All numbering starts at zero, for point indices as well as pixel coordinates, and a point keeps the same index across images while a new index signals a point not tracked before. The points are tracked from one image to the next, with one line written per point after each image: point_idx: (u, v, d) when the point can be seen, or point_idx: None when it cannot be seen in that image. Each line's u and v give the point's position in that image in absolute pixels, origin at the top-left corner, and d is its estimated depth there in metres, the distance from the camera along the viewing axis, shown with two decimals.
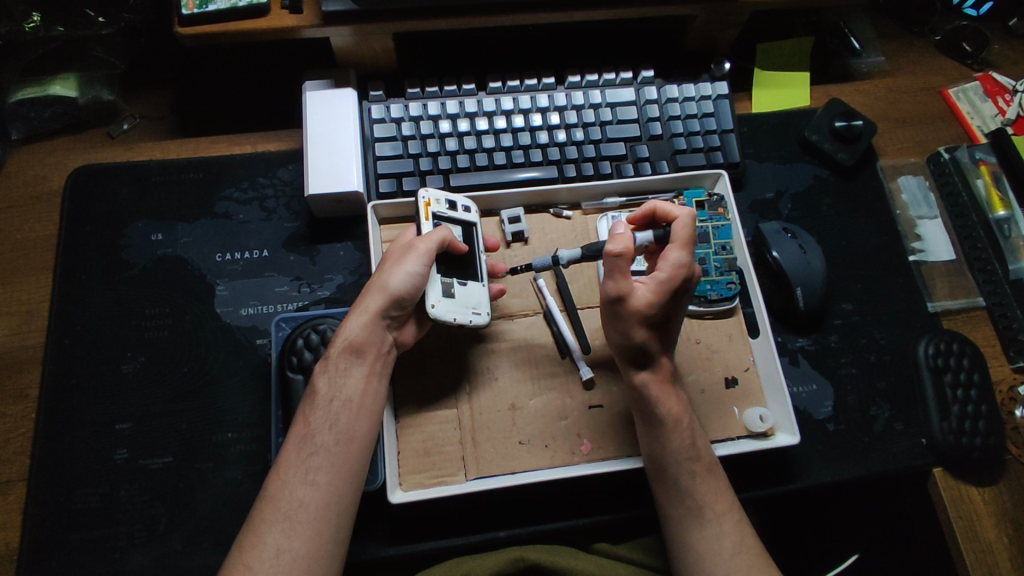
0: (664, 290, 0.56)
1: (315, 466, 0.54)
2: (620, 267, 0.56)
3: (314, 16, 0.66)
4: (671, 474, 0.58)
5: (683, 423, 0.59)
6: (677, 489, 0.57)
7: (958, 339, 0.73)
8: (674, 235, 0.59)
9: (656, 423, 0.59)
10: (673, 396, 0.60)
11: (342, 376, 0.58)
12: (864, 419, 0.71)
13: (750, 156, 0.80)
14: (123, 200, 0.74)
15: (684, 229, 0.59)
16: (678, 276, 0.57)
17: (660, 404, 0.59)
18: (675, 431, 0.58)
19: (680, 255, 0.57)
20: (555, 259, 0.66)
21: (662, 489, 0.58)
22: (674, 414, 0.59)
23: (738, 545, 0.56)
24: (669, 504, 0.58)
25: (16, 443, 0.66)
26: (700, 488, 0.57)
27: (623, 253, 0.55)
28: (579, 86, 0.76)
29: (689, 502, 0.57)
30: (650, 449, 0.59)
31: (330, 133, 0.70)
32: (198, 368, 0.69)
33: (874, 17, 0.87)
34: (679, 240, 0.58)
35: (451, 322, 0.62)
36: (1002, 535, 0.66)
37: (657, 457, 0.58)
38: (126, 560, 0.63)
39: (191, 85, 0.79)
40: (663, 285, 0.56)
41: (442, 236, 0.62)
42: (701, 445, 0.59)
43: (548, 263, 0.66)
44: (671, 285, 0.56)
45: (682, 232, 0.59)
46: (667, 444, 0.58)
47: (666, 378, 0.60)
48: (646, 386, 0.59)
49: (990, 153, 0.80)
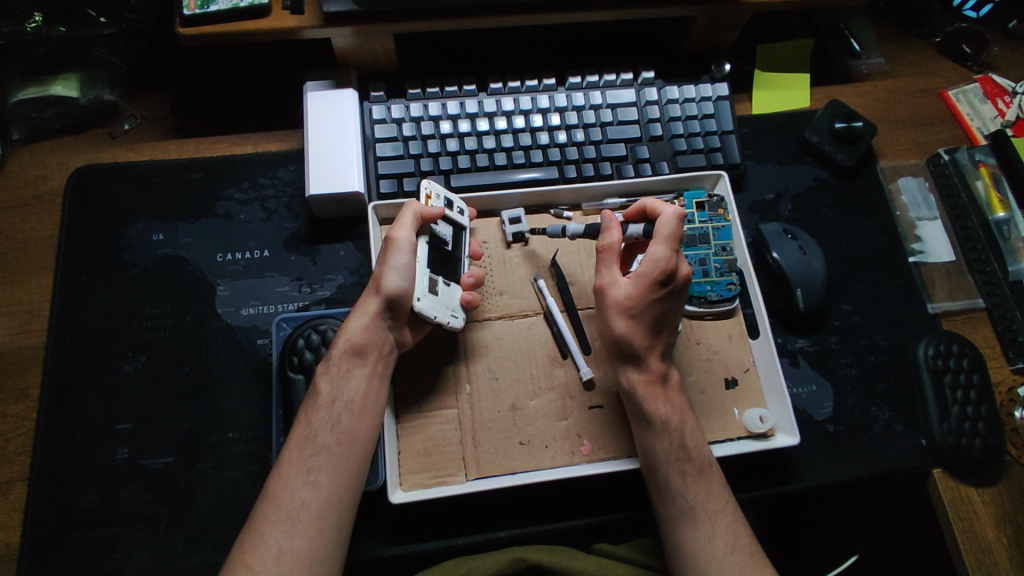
0: (641, 283, 0.59)
1: (316, 465, 0.55)
2: (602, 261, 0.62)
3: (315, 16, 0.66)
4: (664, 474, 0.58)
5: (677, 423, 0.59)
6: (670, 489, 0.57)
7: (958, 341, 0.73)
8: (657, 232, 0.61)
9: (647, 423, 0.59)
10: (662, 397, 0.60)
11: (345, 376, 0.58)
12: (864, 420, 0.71)
13: (750, 157, 0.80)
14: (123, 200, 0.74)
15: (668, 224, 0.60)
16: (654, 270, 0.59)
17: (653, 403, 0.59)
18: (667, 430, 0.59)
19: (659, 249, 0.59)
20: (563, 232, 0.69)
21: (657, 488, 0.58)
22: (662, 415, 0.59)
23: (731, 545, 0.56)
24: (663, 504, 0.58)
25: (16, 443, 0.66)
26: (690, 488, 0.57)
27: (606, 248, 0.62)
28: (580, 87, 0.77)
29: (682, 502, 0.57)
30: (642, 448, 0.59)
31: (330, 134, 0.71)
32: (199, 367, 0.69)
33: (874, 18, 0.88)
34: (661, 236, 0.60)
35: (433, 320, 0.60)
36: (1001, 535, 0.66)
37: (647, 456, 0.59)
38: (126, 560, 0.63)
39: (192, 86, 0.79)
40: (639, 279, 0.59)
41: (411, 215, 0.61)
42: (695, 445, 0.59)
43: (557, 232, 0.69)
44: (647, 278, 0.59)
45: (664, 228, 0.60)
46: (658, 444, 0.58)
47: (662, 377, 0.61)
48: (635, 385, 0.60)
49: (989, 155, 0.80)
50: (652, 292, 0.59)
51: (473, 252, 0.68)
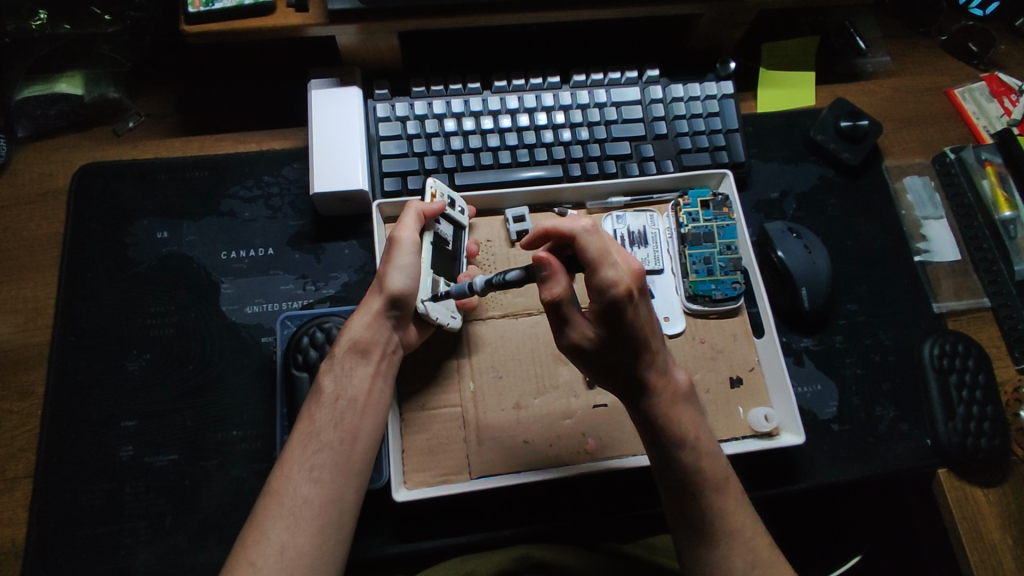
0: (608, 316, 0.53)
1: (319, 463, 0.55)
2: (564, 316, 0.55)
3: (319, 14, 0.66)
4: (684, 495, 0.56)
5: (699, 445, 0.57)
6: (688, 513, 0.56)
7: (963, 340, 0.73)
8: (588, 257, 0.54)
9: (665, 445, 0.57)
10: (686, 414, 0.58)
11: (348, 374, 0.59)
12: (869, 420, 0.71)
13: (755, 156, 0.80)
14: (128, 198, 0.74)
15: (590, 242, 0.55)
16: (614, 297, 0.52)
17: (677, 424, 0.57)
18: (684, 451, 0.57)
19: (609, 277, 0.53)
20: (471, 286, 0.61)
21: (671, 508, 0.57)
22: (684, 434, 0.57)
23: (750, 564, 0.55)
24: (678, 523, 0.57)
25: (21, 440, 0.66)
26: (710, 511, 0.56)
27: (557, 299, 0.54)
28: (585, 85, 0.76)
29: (700, 524, 0.56)
30: (662, 469, 0.57)
31: (335, 132, 0.70)
32: (204, 365, 0.69)
33: (881, 17, 0.87)
34: (597, 258, 0.54)
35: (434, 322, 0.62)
36: (1006, 535, 0.66)
37: (669, 477, 0.57)
38: (131, 558, 0.63)
39: (195, 84, 0.79)
40: (610, 313, 0.53)
41: (415, 214, 0.60)
42: (713, 465, 0.57)
43: (467, 291, 0.61)
44: (615, 309, 0.53)
45: (592, 250, 0.54)
46: (675, 464, 0.56)
47: (686, 398, 0.58)
48: (654, 410, 0.57)
49: (996, 153, 0.80)
50: (621, 319, 0.53)
51: (471, 250, 0.69)
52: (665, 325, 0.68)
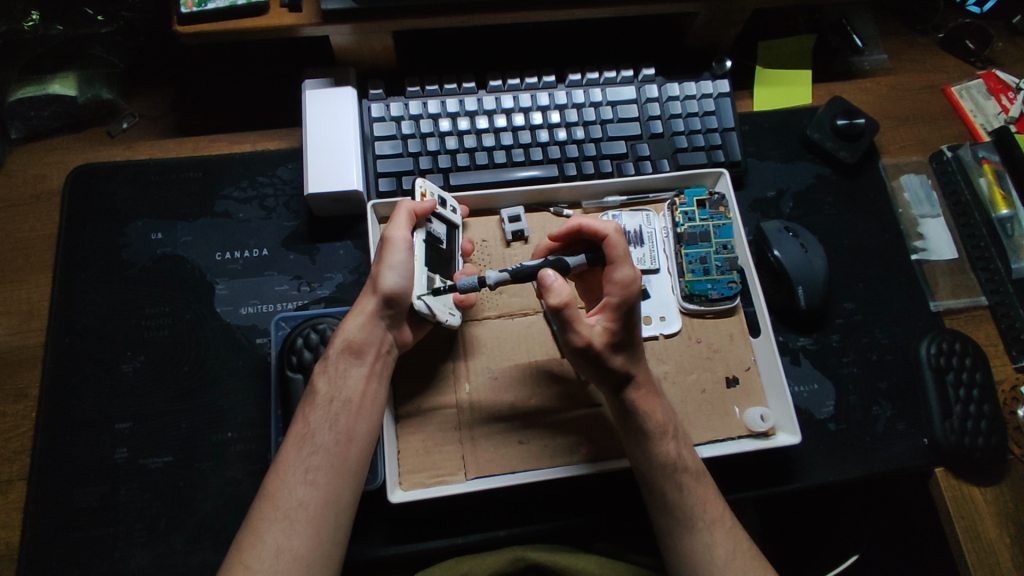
0: (619, 312, 0.57)
1: (314, 465, 0.55)
2: (573, 317, 0.55)
3: (313, 14, 0.66)
4: (662, 485, 0.57)
5: (671, 434, 0.59)
6: (668, 502, 0.57)
7: (961, 339, 0.73)
8: (611, 255, 0.59)
9: (645, 435, 0.58)
10: (659, 405, 0.59)
11: (342, 376, 0.59)
12: (866, 419, 0.71)
13: (751, 155, 0.80)
14: (123, 199, 0.74)
15: (619, 244, 0.59)
16: (631, 293, 0.57)
17: (652, 415, 0.58)
18: (663, 442, 0.58)
19: (628, 274, 0.57)
20: (482, 281, 0.59)
21: (651, 499, 0.58)
22: (660, 424, 0.58)
23: (731, 552, 0.56)
24: (660, 515, 0.57)
25: (15, 443, 0.66)
26: (688, 498, 0.57)
27: (568, 303, 0.54)
28: (580, 84, 0.76)
29: (681, 513, 0.56)
30: (641, 462, 0.58)
31: (329, 133, 0.70)
32: (198, 367, 0.69)
33: (878, 15, 0.87)
34: (620, 257, 0.58)
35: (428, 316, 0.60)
36: (1003, 534, 0.66)
37: (646, 468, 0.57)
38: (126, 560, 0.63)
39: (189, 85, 0.78)
40: (618, 309, 0.57)
41: (406, 213, 0.60)
42: (689, 455, 0.59)
43: (477, 285, 0.59)
44: (626, 305, 0.57)
45: (618, 249, 0.59)
46: (656, 456, 0.57)
47: (652, 388, 0.60)
48: (635, 402, 0.58)
49: (993, 151, 0.80)
50: (630, 316, 0.57)
51: (465, 249, 0.69)
52: (661, 325, 0.68)
